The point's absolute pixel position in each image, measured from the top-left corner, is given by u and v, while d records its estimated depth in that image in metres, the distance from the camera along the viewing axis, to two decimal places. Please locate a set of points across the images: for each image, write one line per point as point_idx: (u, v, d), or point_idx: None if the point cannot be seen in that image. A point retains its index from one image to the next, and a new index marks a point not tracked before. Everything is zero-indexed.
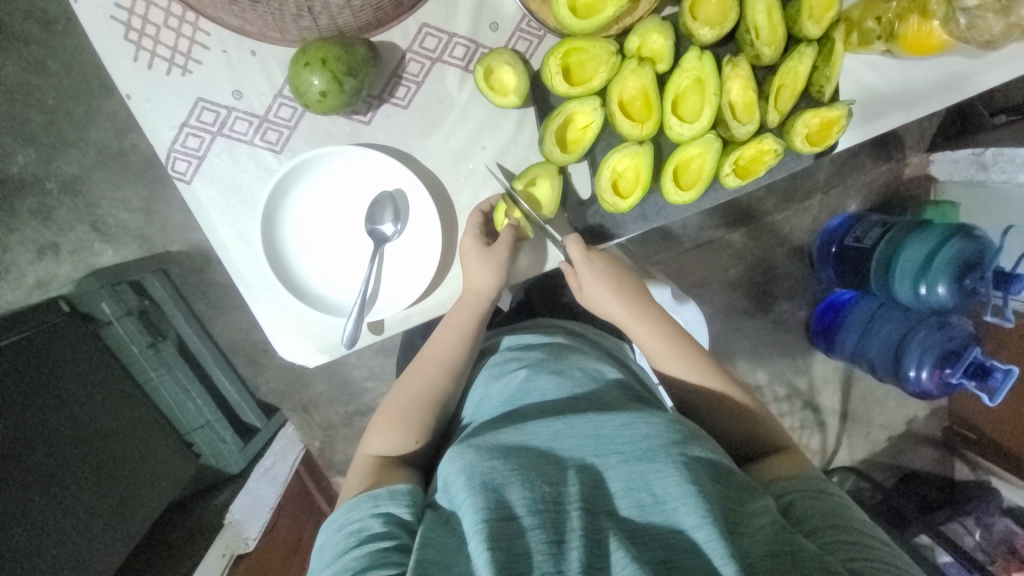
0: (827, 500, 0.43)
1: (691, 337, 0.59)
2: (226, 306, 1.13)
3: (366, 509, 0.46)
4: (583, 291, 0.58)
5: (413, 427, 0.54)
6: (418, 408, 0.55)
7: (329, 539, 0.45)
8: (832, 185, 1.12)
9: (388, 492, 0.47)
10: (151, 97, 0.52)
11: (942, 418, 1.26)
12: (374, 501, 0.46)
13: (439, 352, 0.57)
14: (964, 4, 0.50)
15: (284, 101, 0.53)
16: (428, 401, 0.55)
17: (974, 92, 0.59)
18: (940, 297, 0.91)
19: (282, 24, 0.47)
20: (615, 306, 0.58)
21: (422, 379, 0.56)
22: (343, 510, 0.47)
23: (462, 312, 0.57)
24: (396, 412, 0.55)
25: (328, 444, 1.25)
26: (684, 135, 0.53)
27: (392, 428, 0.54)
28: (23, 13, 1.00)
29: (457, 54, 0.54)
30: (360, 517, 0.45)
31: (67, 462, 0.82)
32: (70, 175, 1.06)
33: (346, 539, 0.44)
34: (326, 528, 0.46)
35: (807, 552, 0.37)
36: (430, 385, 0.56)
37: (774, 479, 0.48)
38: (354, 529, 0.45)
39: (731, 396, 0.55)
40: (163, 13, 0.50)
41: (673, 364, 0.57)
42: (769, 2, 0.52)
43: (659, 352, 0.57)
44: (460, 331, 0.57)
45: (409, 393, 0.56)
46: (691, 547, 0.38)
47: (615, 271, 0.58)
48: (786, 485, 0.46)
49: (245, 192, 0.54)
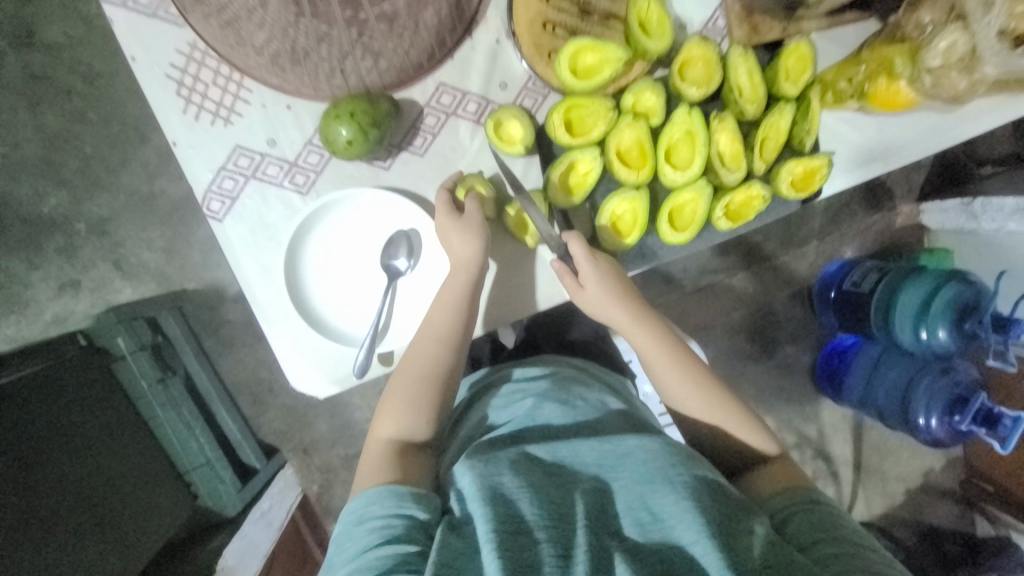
0: (819, 511, 0.47)
1: (687, 345, 0.61)
2: (236, 343, 1.16)
3: (391, 507, 0.45)
4: (581, 288, 0.58)
5: (422, 407, 0.54)
6: (421, 390, 0.55)
7: (348, 529, 0.46)
8: (827, 232, 1.16)
9: (412, 495, 0.46)
10: (194, 144, 0.57)
11: (959, 469, 1.23)
12: (399, 501, 0.46)
13: (434, 328, 0.56)
14: (928, 66, 0.52)
15: (314, 148, 0.58)
16: (432, 378, 0.55)
17: (951, 143, 0.64)
18: (942, 342, 0.92)
19: (316, 83, 0.53)
20: (617, 311, 0.59)
21: (421, 356, 0.55)
22: (364, 503, 0.47)
23: (451, 288, 0.56)
24: (403, 394, 0.55)
25: (326, 489, 1.22)
26: (677, 182, 0.58)
27: (403, 413, 0.54)
28: (72, 69, 1.09)
29: (470, 109, 0.60)
30: (382, 515, 0.45)
31: (60, 496, 0.81)
32: (100, 217, 1.13)
33: (368, 534, 0.44)
34: (347, 518, 0.46)
35: (799, 563, 0.40)
36: (427, 365, 0.55)
37: (767, 496, 0.52)
38: (377, 526, 0.44)
39: (742, 428, 0.58)
40: (211, 72, 0.56)
41: (688, 389, 0.59)
42: (750, 65, 0.58)
43: (672, 376, 0.58)
44: (451, 306, 0.56)
45: (409, 373, 0.55)
46: (690, 563, 0.39)
47: (617, 273, 0.59)
48: (783, 503, 0.50)
49: (271, 229, 0.59)
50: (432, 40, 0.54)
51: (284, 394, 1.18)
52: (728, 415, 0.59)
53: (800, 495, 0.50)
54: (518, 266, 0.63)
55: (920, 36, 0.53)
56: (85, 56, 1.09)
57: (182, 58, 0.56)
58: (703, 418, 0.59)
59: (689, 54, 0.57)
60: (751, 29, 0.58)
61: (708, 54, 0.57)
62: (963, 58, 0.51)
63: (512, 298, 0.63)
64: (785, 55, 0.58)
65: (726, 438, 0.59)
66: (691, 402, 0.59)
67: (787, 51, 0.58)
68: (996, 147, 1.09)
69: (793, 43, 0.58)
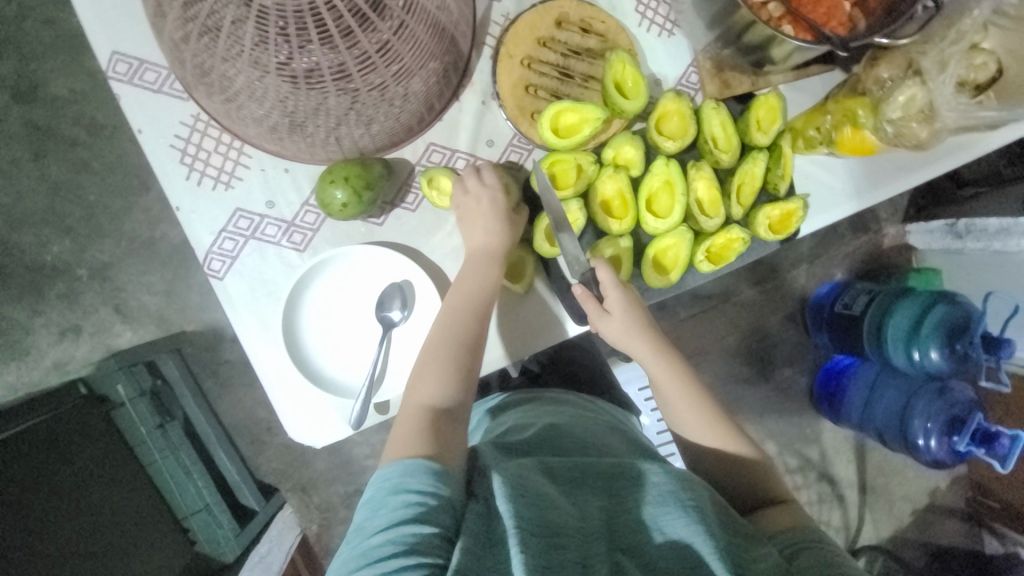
0: (825, 549, 0.48)
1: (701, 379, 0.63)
2: (235, 383, 1.16)
3: (423, 485, 0.45)
4: (606, 315, 0.59)
5: (461, 373, 0.55)
6: (452, 361, 0.56)
7: (379, 496, 0.45)
8: (816, 255, 1.18)
9: (445, 478, 0.46)
10: (196, 208, 0.60)
11: (964, 488, 1.22)
12: (432, 481, 0.45)
13: (466, 299, 0.58)
14: (888, 117, 0.54)
15: (310, 208, 0.61)
16: (468, 345, 0.57)
17: (919, 180, 0.67)
18: (934, 362, 0.94)
19: (313, 148, 0.57)
20: (640, 342, 0.61)
21: (454, 327, 0.57)
22: (397, 470, 0.46)
23: (474, 270, 0.59)
24: (439, 359, 0.56)
25: (326, 528, 1.21)
26: (659, 229, 0.61)
27: (442, 377, 0.55)
28: (75, 121, 1.12)
29: (459, 166, 0.63)
30: (416, 490, 0.44)
31: (59, 548, 0.81)
32: (102, 263, 1.15)
33: (401, 506, 0.43)
34: (378, 483, 0.46)
35: None
36: (460, 334, 0.57)
37: (771, 528, 0.54)
38: (410, 500, 0.44)
39: (749, 453, 0.61)
40: (213, 141, 0.59)
41: (704, 411, 0.62)
42: (722, 118, 0.61)
43: (686, 399, 0.61)
44: (481, 281, 0.58)
45: (437, 345, 0.56)
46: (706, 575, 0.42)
47: (640, 305, 0.61)
48: (787, 538, 0.51)
49: (270, 285, 0.61)
50: (422, 106, 0.57)
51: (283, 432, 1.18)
52: (735, 444, 0.61)
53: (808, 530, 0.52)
54: (518, 309, 0.66)
55: (880, 90, 0.55)
56: (89, 109, 1.12)
57: (185, 129, 0.59)
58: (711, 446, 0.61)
59: (664, 109, 0.61)
60: (722, 84, 0.62)
61: (683, 109, 0.60)
62: (922, 110, 0.53)
63: (512, 338, 0.66)
64: (755, 107, 0.61)
65: (733, 468, 0.60)
66: (702, 426, 0.61)
67: (757, 103, 0.61)
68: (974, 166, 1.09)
69: (762, 96, 0.61)
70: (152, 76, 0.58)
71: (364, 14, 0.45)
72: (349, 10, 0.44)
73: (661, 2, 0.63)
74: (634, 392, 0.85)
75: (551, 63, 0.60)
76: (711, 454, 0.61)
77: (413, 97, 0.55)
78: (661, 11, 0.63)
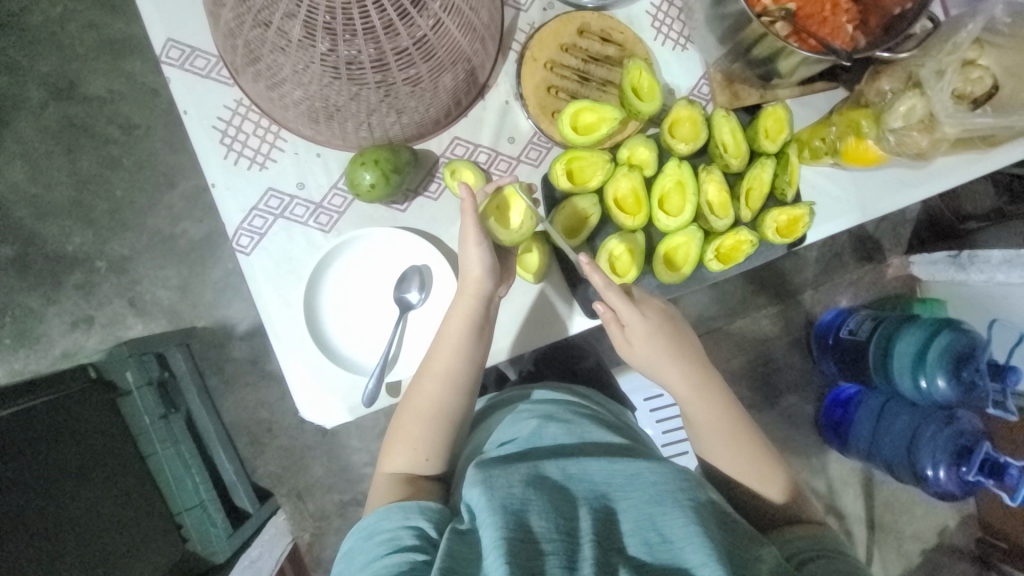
0: (842, 560, 0.51)
1: (733, 399, 0.66)
2: (240, 382, 1.16)
3: (399, 520, 0.49)
4: (631, 344, 0.64)
5: (428, 441, 0.58)
6: (428, 429, 0.58)
7: (359, 543, 0.50)
8: (820, 282, 1.18)
9: (419, 506, 0.51)
10: (230, 186, 0.64)
11: (974, 528, 1.19)
12: (405, 514, 0.50)
13: (442, 359, 0.59)
14: (891, 127, 0.57)
15: (339, 191, 0.64)
16: (442, 411, 0.59)
17: (928, 193, 0.69)
18: (942, 392, 0.93)
19: (346, 134, 0.61)
20: (670, 369, 0.64)
21: (426, 394, 0.59)
22: (375, 518, 0.50)
23: (456, 321, 0.58)
24: (411, 425, 0.58)
25: (318, 538, 1.18)
26: (670, 226, 0.63)
27: (413, 445, 0.58)
28: (109, 120, 1.14)
29: (481, 159, 0.66)
30: (391, 527, 0.49)
31: (61, 531, 0.80)
32: (121, 256, 1.16)
33: (379, 545, 0.48)
34: (359, 533, 0.51)
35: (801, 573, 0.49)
36: (434, 406, 0.58)
37: (786, 537, 0.57)
38: (387, 538, 0.48)
39: (772, 466, 0.64)
40: (252, 125, 0.63)
41: (734, 430, 0.64)
42: (733, 125, 0.64)
43: (715, 420, 0.63)
44: (461, 347, 0.58)
45: (417, 411, 0.59)
46: None
47: (669, 332, 0.64)
48: (804, 546, 0.54)
49: (294, 263, 0.64)
50: (450, 101, 0.61)
51: (282, 436, 1.17)
52: (760, 458, 0.64)
53: (826, 540, 0.55)
54: (523, 301, 0.68)
55: (882, 101, 0.59)
56: (123, 108, 1.14)
57: (228, 112, 0.63)
58: (738, 470, 0.63)
59: (677, 115, 0.64)
60: (732, 95, 0.66)
61: (694, 115, 0.64)
62: (922, 119, 0.56)
63: (519, 329, 0.68)
64: (763, 117, 0.64)
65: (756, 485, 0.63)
66: (731, 446, 0.63)
67: (764, 114, 0.64)
68: (978, 203, 1.10)
69: (770, 107, 0.64)
70: (202, 62, 0.62)
71: (405, 9, 0.49)
72: (393, 6, 0.48)
73: (676, 19, 0.67)
74: (640, 403, 0.90)
75: (572, 68, 0.64)
76: (742, 474, 0.63)
77: (443, 93, 0.59)
78: (675, 28, 0.67)
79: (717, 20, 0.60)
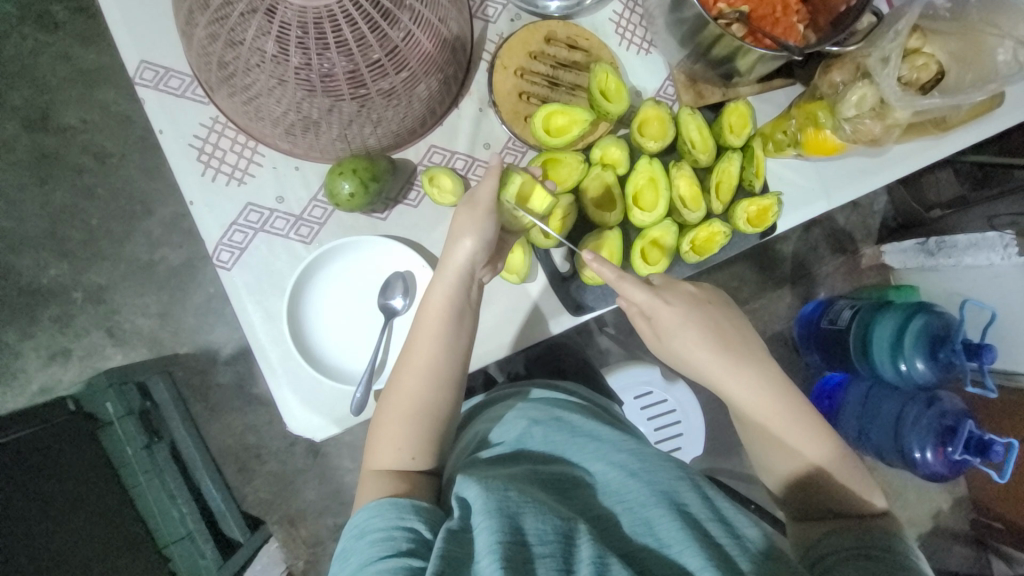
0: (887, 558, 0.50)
1: (797, 394, 0.61)
2: (224, 409, 1.13)
3: (392, 519, 0.48)
4: (655, 336, 0.64)
5: (416, 439, 0.57)
6: (413, 425, 0.57)
7: (352, 542, 0.49)
8: (799, 275, 1.21)
9: (413, 506, 0.50)
10: (209, 202, 0.64)
11: (967, 509, 1.20)
12: (400, 513, 0.49)
13: (420, 357, 0.58)
14: (845, 116, 0.61)
15: (318, 203, 0.65)
16: (425, 412, 0.57)
17: (891, 177, 0.72)
18: (921, 373, 0.94)
19: (324, 146, 0.62)
20: (700, 353, 0.61)
21: (402, 395, 0.57)
22: (367, 515, 0.49)
23: (431, 318, 0.58)
24: (391, 424, 0.57)
25: (312, 565, 1.15)
26: (646, 222, 0.65)
27: (399, 443, 0.57)
28: (84, 150, 1.13)
29: (459, 166, 0.68)
30: (384, 527, 0.48)
31: (35, 562, 0.77)
32: (98, 286, 1.14)
33: (372, 547, 0.47)
34: (351, 531, 0.50)
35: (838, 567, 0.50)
36: (415, 402, 0.57)
37: (818, 539, 0.55)
38: (381, 538, 0.47)
39: (841, 466, 0.59)
40: (229, 141, 0.64)
41: (789, 427, 0.59)
42: (699, 122, 0.67)
43: (769, 417, 0.60)
44: (437, 341, 0.58)
45: (398, 407, 0.57)
46: None
47: (695, 318, 0.62)
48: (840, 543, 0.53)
49: (276, 277, 0.65)
50: (425, 110, 0.63)
51: (271, 460, 1.14)
52: (812, 452, 0.59)
53: (869, 537, 0.53)
54: (507, 301, 0.69)
55: (834, 93, 0.62)
56: (97, 137, 1.13)
57: (204, 131, 0.64)
58: (784, 466, 0.61)
59: (646, 115, 0.67)
60: (696, 94, 0.68)
61: (662, 114, 0.66)
62: (874, 107, 0.59)
63: (507, 330, 0.69)
64: (727, 113, 0.67)
65: (813, 486, 0.59)
66: (782, 438, 0.60)
67: (729, 110, 0.67)
68: (942, 193, 1.11)
69: (732, 104, 0.67)
70: (177, 82, 0.63)
71: (376, 22, 0.51)
72: (364, 20, 0.50)
73: (639, 25, 0.70)
74: (630, 400, 0.93)
75: (541, 74, 0.67)
76: (779, 468, 0.61)
77: (417, 103, 0.61)
78: (638, 33, 0.70)
79: (675, 24, 0.62)
